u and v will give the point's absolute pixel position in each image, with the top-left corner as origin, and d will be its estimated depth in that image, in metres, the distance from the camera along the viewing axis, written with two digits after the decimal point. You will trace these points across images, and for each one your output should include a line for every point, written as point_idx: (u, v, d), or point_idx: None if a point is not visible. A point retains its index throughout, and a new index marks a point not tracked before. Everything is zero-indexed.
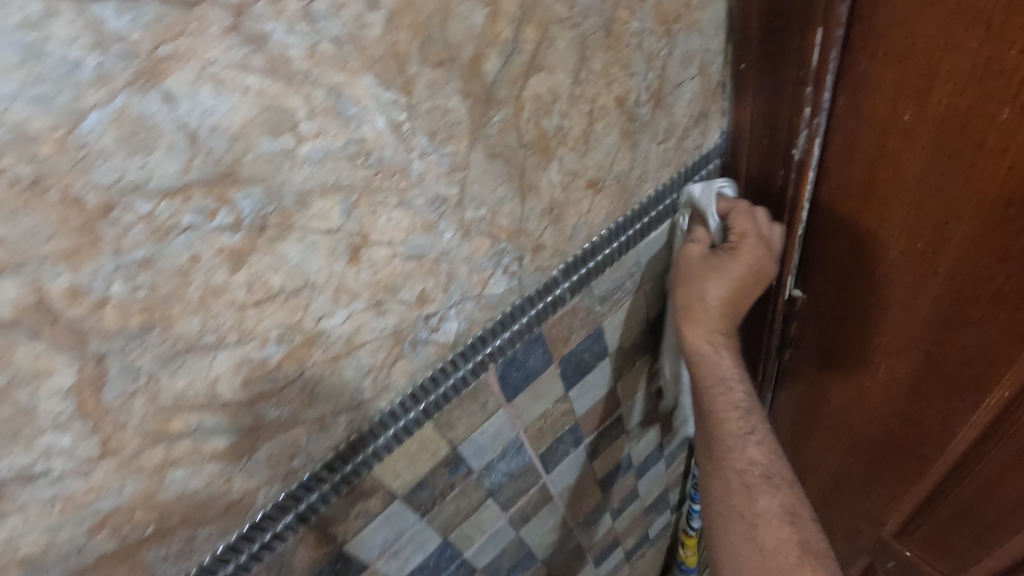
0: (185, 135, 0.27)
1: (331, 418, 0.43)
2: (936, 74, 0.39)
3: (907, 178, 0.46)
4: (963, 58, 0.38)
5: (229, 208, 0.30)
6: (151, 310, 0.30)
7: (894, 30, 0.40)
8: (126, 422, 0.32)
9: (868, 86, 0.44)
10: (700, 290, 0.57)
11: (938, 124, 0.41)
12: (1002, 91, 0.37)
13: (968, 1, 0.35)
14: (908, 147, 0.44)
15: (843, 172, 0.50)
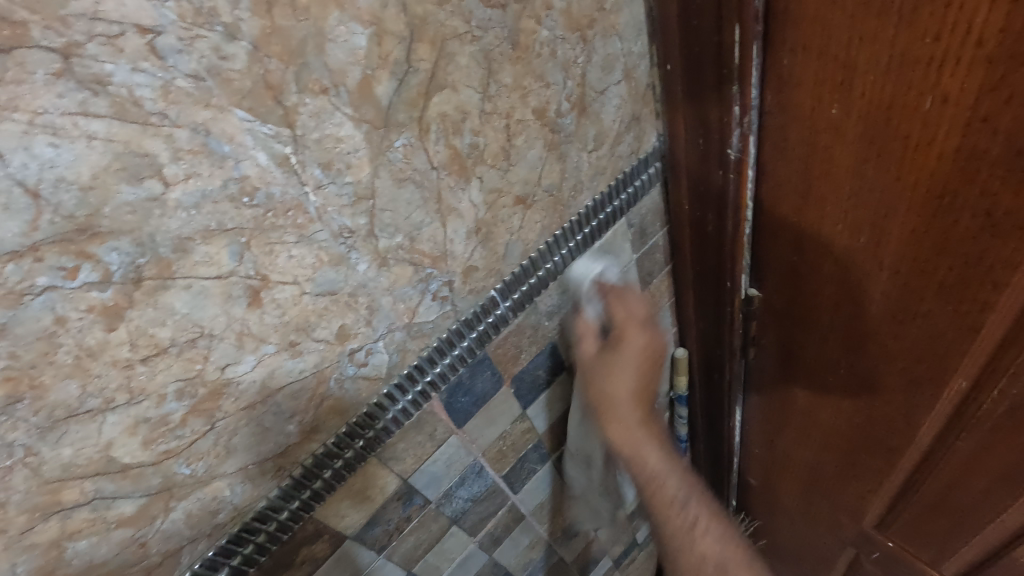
0: (24, 191, 0.25)
1: (255, 467, 0.40)
2: (856, 66, 0.38)
3: (840, 172, 0.44)
4: (880, 50, 0.36)
5: (93, 263, 0.28)
6: (15, 380, 0.28)
7: (809, 23, 0.39)
8: (7, 500, 0.30)
9: (792, 81, 0.42)
10: (614, 390, 0.61)
11: (864, 117, 0.40)
12: (921, 81, 0.36)
13: None
14: (838, 142, 0.43)
15: (780, 170, 0.49)
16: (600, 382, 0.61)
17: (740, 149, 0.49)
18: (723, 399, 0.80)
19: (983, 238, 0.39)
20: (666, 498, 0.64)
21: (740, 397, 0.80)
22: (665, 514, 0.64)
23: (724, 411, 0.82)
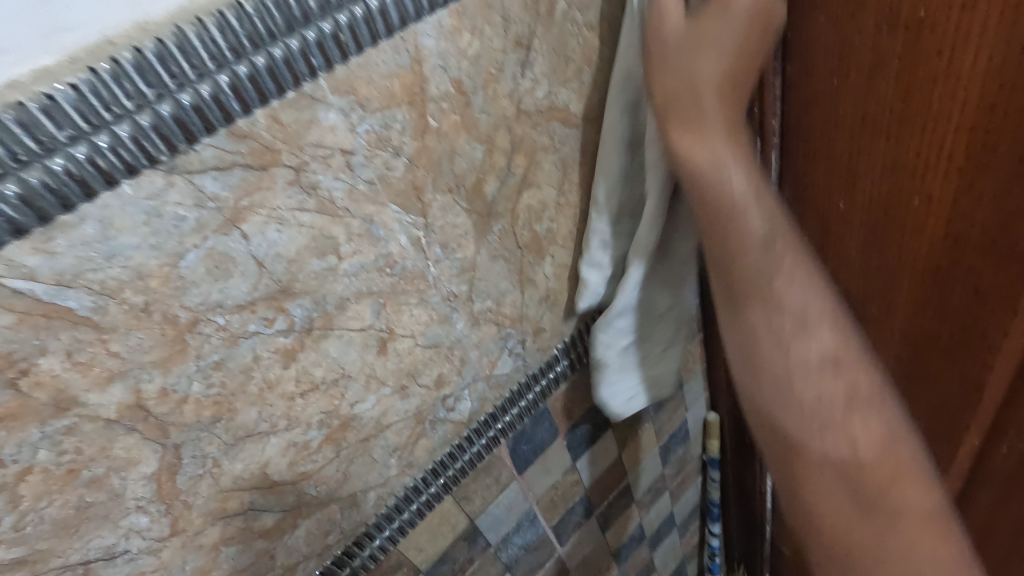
0: (255, 262, 0.35)
1: (362, 494, 0.47)
2: (855, 171, 0.48)
3: (848, 251, 0.53)
4: (872, 158, 0.46)
5: (285, 315, 0.37)
6: (220, 403, 0.36)
7: (816, 137, 0.49)
8: (193, 503, 0.38)
9: (806, 179, 0.53)
10: (740, 203, 0.39)
11: (866, 208, 0.49)
12: (909, 185, 0.45)
13: (868, 117, 0.45)
14: (847, 227, 0.52)
15: (801, 247, 0.58)
16: (699, 192, 0.40)
17: None
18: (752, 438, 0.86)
19: (981, 307, 0.47)
20: (813, 460, 0.39)
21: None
22: (793, 409, 0.40)
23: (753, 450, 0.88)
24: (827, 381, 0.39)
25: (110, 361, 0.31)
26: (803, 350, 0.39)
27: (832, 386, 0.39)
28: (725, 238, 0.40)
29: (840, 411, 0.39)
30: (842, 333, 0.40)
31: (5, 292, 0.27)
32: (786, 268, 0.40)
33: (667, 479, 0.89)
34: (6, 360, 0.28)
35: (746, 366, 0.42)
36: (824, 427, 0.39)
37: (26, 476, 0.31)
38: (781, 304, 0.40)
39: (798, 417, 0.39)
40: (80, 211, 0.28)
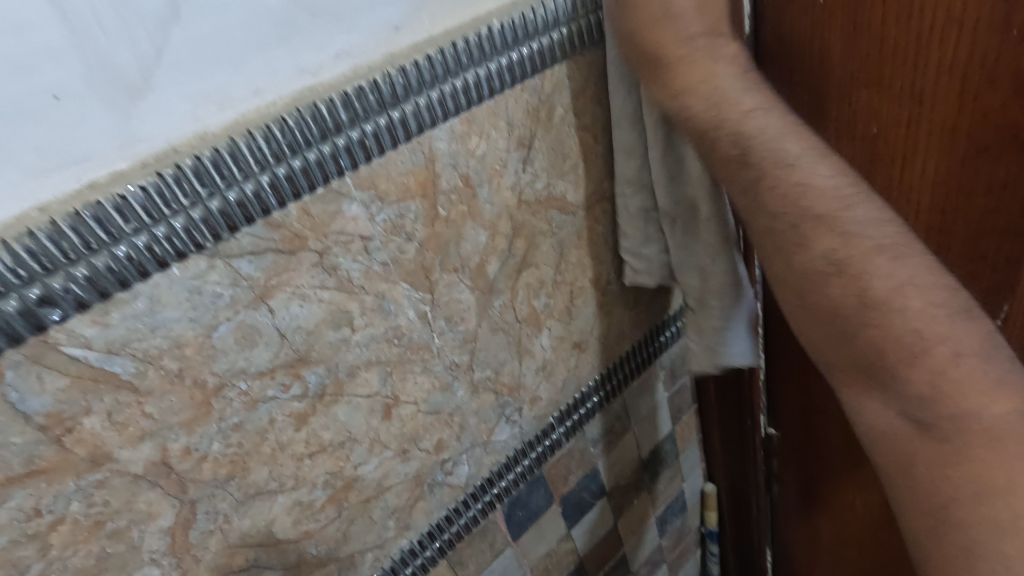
0: (278, 333, 0.38)
1: (360, 555, 0.49)
2: (893, 92, 0.44)
3: (927, 180, 0.45)
4: (909, 63, 0.42)
5: (300, 381, 0.41)
6: (236, 462, 0.39)
7: (842, 73, 0.46)
8: (201, 558, 0.40)
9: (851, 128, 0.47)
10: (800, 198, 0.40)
11: (930, 121, 0.43)
12: (944, 51, 0.40)
13: (884, 21, 0.42)
14: (918, 154, 0.45)
15: None
16: (772, 220, 0.41)
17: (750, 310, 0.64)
18: (750, 504, 0.86)
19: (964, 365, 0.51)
20: (907, 429, 0.37)
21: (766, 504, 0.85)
22: (873, 381, 0.38)
23: (753, 517, 0.87)
24: (908, 347, 0.36)
25: (143, 421, 0.35)
26: (881, 323, 0.37)
27: (902, 358, 0.36)
28: (780, 232, 0.41)
29: (920, 380, 0.35)
30: (942, 306, 0.36)
31: (63, 358, 0.31)
32: (849, 245, 0.38)
33: (665, 552, 0.88)
34: (55, 419, 0.32)
35: (826, 344, 0.41)
36: (911, 397, 0.36)
37: (57, 526, 0.33)
38: (845, 279, 0.38)
39: (882, 382, 0.38)
40: (134, 290, 0.32)
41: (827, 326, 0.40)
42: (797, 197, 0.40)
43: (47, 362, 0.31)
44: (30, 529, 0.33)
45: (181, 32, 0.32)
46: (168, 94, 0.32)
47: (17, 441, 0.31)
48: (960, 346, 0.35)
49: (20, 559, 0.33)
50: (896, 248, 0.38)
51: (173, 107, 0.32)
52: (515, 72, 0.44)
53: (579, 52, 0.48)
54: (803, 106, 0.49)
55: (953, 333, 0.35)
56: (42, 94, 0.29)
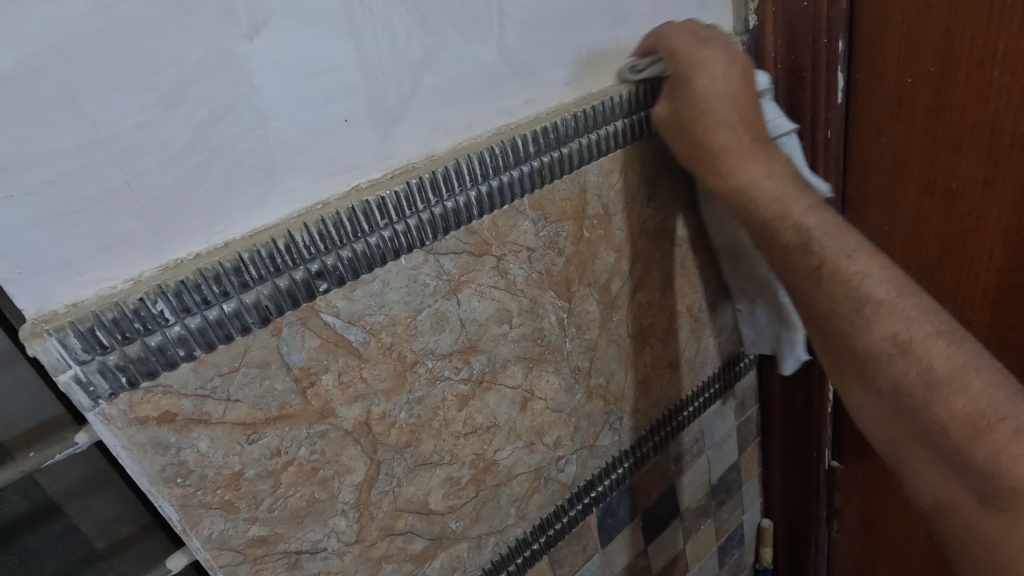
0: (460, 322, 0.46)
1: (485, 537, 0.54)
2: (968, 155, 0.54)
3: (994, 229, 0.56)
4: (984, 132, 0.53)
5: (468, 367, 0.48)
6: (413, 432, 0.46)
7: (924, 138, 0.57)
8: (375, 516, 0.46)
9: (930, 184, 0.58)
10: None
11: (1000, 180, 0.53)
12: (1014, 125, 0.51)
13: (964, 100, 0.53)
14: (990, 207, 0.55)
15: (953, 249, 0.60)
16: (831, 305, 0.47)
17: None
18: (809, 544, 0.91)
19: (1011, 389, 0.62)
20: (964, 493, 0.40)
21: (824, 542, 0.91)
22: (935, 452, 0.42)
23: (811, 555, 0.92)
24: (969, 425, 0.40)
25: (359, 384, 0.42)
26: (943, 402, 0.41)
27: (964, 432, 0.40)
28: (841, 316, 0.47)
29: (983, 455, 0.39)
30: (989, 382, 0.40)
31: (320, 323, 0.39)
32: (910, 328, 0.43)
33: None
34: (304, 372, 0.39)
35: (894, 426, 0.45)
36: (970, 469, 0.39)
37: (287, 466, 0.40)
38: (908, 358, 0.43)
39: (940, 452, 0.42)
40: (373, 272, 0.40)
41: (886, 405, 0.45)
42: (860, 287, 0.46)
43: (311, 325, 0.38)
44: (270, 465, 0.39)
45: (430, 79, 0.41)
46: (413, 123, 0.41)
47: (277, 387, 0.38)
48: (1018, 426, 0.38)
49: (257, 492, 0.39)
50: (948, 331, 0.43)
51: (415, 133, 0.42)
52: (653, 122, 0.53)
53: None
54: (887, 168, 0.61)
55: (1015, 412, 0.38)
56: (336, 118, 0.38)
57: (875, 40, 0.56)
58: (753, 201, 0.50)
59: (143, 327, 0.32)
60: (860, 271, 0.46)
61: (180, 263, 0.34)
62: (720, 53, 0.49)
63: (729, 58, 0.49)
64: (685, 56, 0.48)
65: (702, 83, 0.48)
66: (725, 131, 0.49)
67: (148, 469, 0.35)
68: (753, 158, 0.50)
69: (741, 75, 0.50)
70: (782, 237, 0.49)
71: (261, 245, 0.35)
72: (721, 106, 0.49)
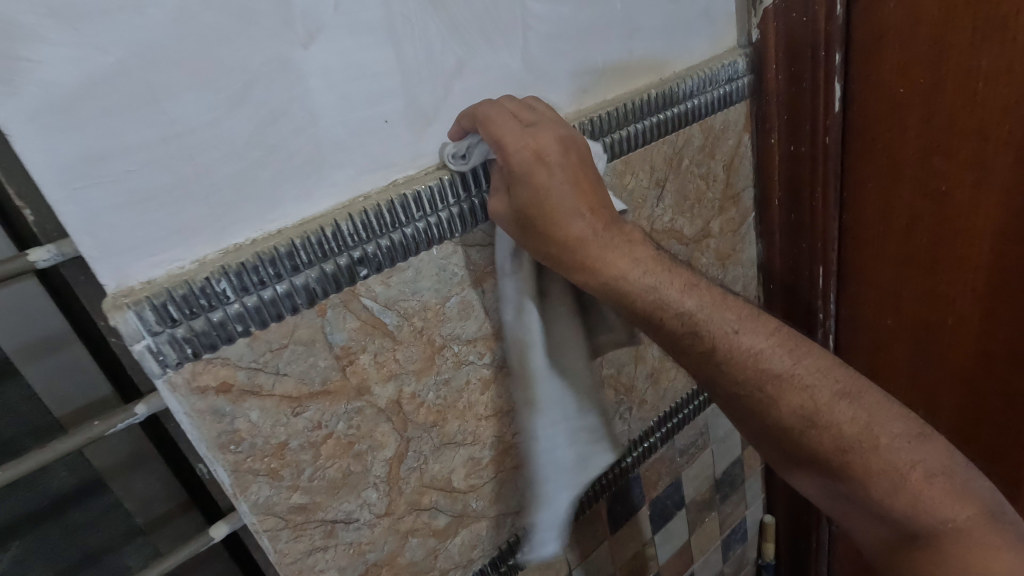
0: (485, 310, 0.50)
1: (502, 518, 0.57)
2: (958, 160, 0.58)
3: (982, 228, 0.59)
4: (972, 138, 0.56)
5: (491, 353, 0.51)
6: (440, 412, 0.49)
7: (917, 143, 0.60)
8: (404, 490, 0.49)
9: (923, 186, 0.62)
10: None
11: (987, 183, 0.57)
12: (999, 132, 0.54)
13: (954, 108, 0.56)
14: (979, 208, 0.59)
15: (944, 249, 0.63)
16: (739, 388, 0.46)
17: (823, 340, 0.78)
18: (813, 539, 0.93)
19: (996, 384, 0.66)
20: (891, 538, 0.43)
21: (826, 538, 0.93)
22: (857, 506, 0.44)
23: (813, 550, 0.94)
24: (888, 482, 0.42)
25: (393, 364, 0.45)
26: (877, 461, 0.43)
27: (885, 487, 0.42)
28: (747, 395, 0.46)
29: (904, 505, 0.42)
30: (892, 430, 0.44)
31: (360, 306, 0.42)
32: (813, 399, 0.45)
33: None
34: (345, 352, 0.43)
35: (817, 488, 0.47)
36: (894, 518, 0.42)
37: (327, 439, 0.43)
38: (821, 429, 0.44)
39: (861, 507, 0.44)
40: (408, 261, 0.44)
41: (821, 475, 0.45)
42: (754, 363, 0.45)
43: (352, 307, 0.42)
44: (313, 437, 0.43)
45: (461, 85, 0.45)
46: (445, 125, 0.45)
47: (321, 363, 0.42)
48: (929, 470, 0.42)
49: (300, 461, 0.42)
50: (846, 390, 0.45)
51: (447, 134, 0.45)
52: (663, 127, 0.57)
53: (704, 118, 0.61)
54: (883, 172, 0.64)
55: (916, 454, 0.43)
56: (378, 119, 0.42)
57: (871, 53, 0.60)
58: (629, 293, 0.44)
59: (207, 304, 0.36)
60: (751, 347, 0.45)
61: (240, 247, 0.38)
62: (556, 138, 0.41)
63: (564, 146, 0.41)
64: (515, 152, 0.40)
65: (542, 175, 0.41)
66: (578, 224, 0.42)
67: (206, 435, 0.38)
68: (614, 249, 0.44)
69: (580, 164, 0.42)
70: (666, 324, 0.45)
71: (311, 232, 0.39)
72: (566, 199, 0.42)
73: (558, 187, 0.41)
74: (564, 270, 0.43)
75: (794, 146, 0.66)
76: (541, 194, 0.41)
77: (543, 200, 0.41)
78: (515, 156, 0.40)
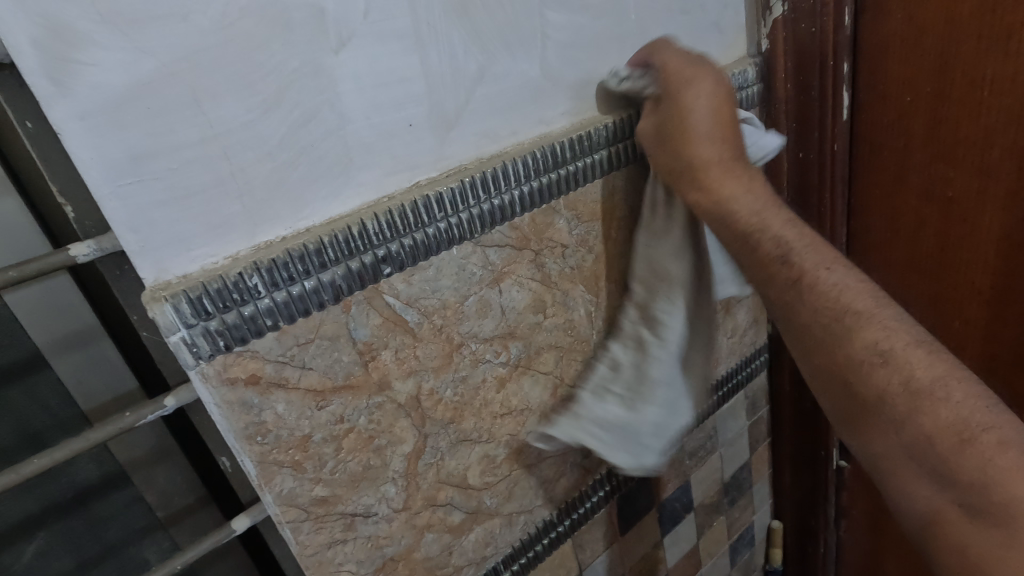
0: (502, 309, 0.51)
1: (515, 515, 0.58)
2: (963, 166, 0.60)
3: (988, 233, 0.60)
4: (976, 144, 0.58)
5: (506, 352, 0.52)
6: (457, 409, 0.50)
7: (923, 150, 0.62)
8: (420, 486, 0.50)
9: (929, 192, 0.63)
10: None
11: (992, 188, 0.58)
12: (1004, 139, 0.56)
13: (958, 116, 0.58)
14: (984, 213, 0.60)
15: (951, 253, 0.64)
16: (814, 317, 0.44)
17: None
18: (818, 544, 0.94)
19: (1002, 386, 0.67)
20: (948, 505, 0.37)
21: (833, 543, 0.94)
22: (919, 465, 0.38)
23: (819, 556, 0.95)
24: (954, 435, 0.37)
25: (413, 361, 0.47)
26: (926, 412, 0.38)
27: (951, 441, 0.37)
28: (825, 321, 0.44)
29: (969, 466, 0.36)
30: (969, 391, 0.38)
31: (383, 303, 0.44)
32: (891, 336, 0.41)
33: None
34: (367, 347, 0.44)
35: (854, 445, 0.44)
36: (960, 482, 0.36)
37: (348, 433, 0.44)
38: (890, 366, 0.40)
39: (926, 464, 0.38)
40: (430, 260, 0.45)
41: (862, 423, 0.42)
42: (838, 299, 0.44)
43: (375, 304, 0.43)
44: (335, 431, 0.44)
45: (482, 91, 0.46)
46: (466, 129, 0.47)
47: (344, 359, 0.43)
48: (1006, 436, 0.35)
49: (322, 455, 0.43)
50: (931, 345, 0.41)
51: (467, 138, 0.47)
52: None
53: None
54: (889, 178, 0.66)
55: (998, 422, 0.36)
56: (403, 122, 0.43)
57: (878, 62, 0.61)
58: (736, 213, 0.48)
59: (239, 298, 0.37)
60: (841, 284, 0.44)
61: (271, 244, 0.39)
62: (712, 75, 0.49)
63: (716, 78, 0.50)
64: (682, 76, 0.50)
65: (695, 102, 0.49)
66: (710, 146, 0.49)
67: (234, 426, 0.39)
68: (728, 177, 0.49)
69: (724, 97, 0.50)
70: (755, 242, 0.47)
71: (339, 230, 0.40)
72: (703, 122, 0.49)
73: (700, 105, 0.49)
74: (684, 183, 0.50)
75: (802, 153, 0.67)
76: (692, 118, 0.49)
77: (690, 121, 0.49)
78: (675, 76, 0.50)
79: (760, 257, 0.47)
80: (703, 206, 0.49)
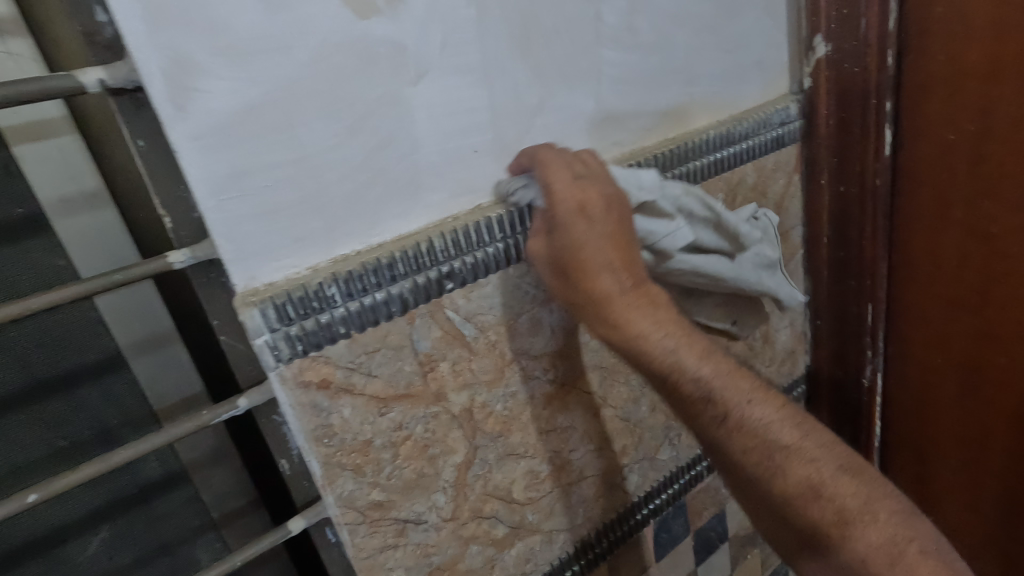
0: (552, 329, 0.53)
1: (556, 533, 0.59)
2: (1004, 203, 0.61)
3: None
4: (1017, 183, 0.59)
5: (554, 370, 0.54)
6: (506, 423, 0.52)
7: (963, 186, 0.63)
8: (468, 497, 0.51)
9: (971, 228, 0.64)
10: None
11: None
12: None
13: (1000, 154, 0.59)
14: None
15: (993, 289, 0.65)
16: (741, 456, 0.46)
17: (870, 379, 0.80)
18: None
19: None
20: None
21: None
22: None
23: None
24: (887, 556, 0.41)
25: (467, 374, 0.49)
26: (857, 539, 0.43)
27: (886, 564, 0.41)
28: (752, 463, 0.46)
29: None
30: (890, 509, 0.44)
31: (444, 316, 0.46)
32: (818, 471, 0.45)
33: None
34: (427, 358, 0.46)
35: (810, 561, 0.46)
36: None
37: (405, 440, 0.46)
38: (822, 501, 0.44)
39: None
40: (487, 278, 0.48)
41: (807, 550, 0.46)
42: (762, 436, 0.46)
43: (437, 317, 0.46)
44: (394, 437, 0.46)
45: (541, 121, 0.50)
46: None
47: (406, 368, 0.45)
48: (922, 547, 0.42)
49: (380, 460, 0.45)
50: (851, 465, 0.45)
51: None
52: (717, 166, 0.61)
53: (758, 157, 0.65)
54: (929, 213, 0.67)
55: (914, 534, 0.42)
56: (469, 149, 0.46)
57: (919, 101, 0.63)
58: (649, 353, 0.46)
59: (318, 306, 0.40)
60: (763, 418, 0.46)
61: (347, 257, 0.42)
62: (604, 195, 0.45)
63: (610, 204, 0.45)
64: (564, 199, 0.44)
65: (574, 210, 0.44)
66: (610, 278, 0.45)
67: (305, 427, 0.42)
68: (640, 310, 0.45)
69: (621, 221, 0.45)
70: (682, 390, 0.46)
71: (409, 246, 0.43)
72: (599, 251, 0.45)
73: (595, 241, 0.44)
74: (595, 323, 0.47)
75: (843, 187, 0.69)
76: (587, 237, 0.44)
77: (577, 249, 0.45)
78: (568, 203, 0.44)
79: (685, 402, 0.47)
80: (614, 339, 0.46)
